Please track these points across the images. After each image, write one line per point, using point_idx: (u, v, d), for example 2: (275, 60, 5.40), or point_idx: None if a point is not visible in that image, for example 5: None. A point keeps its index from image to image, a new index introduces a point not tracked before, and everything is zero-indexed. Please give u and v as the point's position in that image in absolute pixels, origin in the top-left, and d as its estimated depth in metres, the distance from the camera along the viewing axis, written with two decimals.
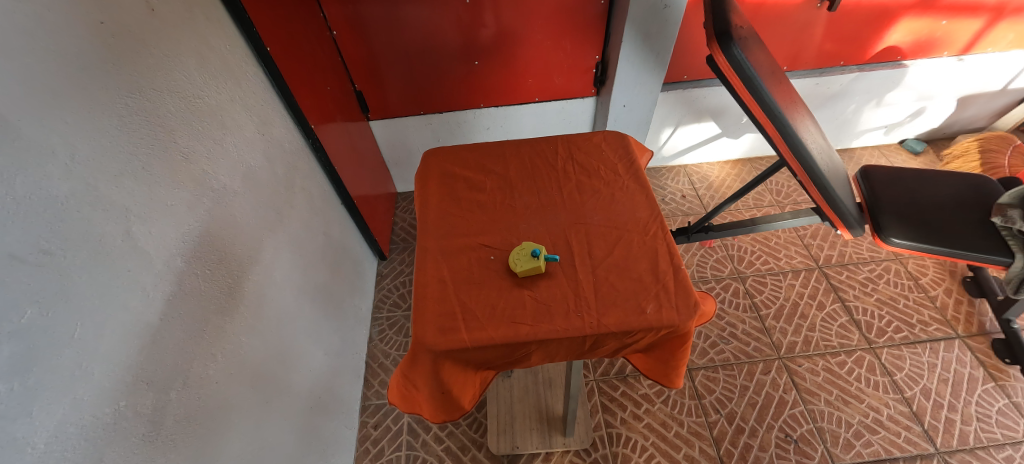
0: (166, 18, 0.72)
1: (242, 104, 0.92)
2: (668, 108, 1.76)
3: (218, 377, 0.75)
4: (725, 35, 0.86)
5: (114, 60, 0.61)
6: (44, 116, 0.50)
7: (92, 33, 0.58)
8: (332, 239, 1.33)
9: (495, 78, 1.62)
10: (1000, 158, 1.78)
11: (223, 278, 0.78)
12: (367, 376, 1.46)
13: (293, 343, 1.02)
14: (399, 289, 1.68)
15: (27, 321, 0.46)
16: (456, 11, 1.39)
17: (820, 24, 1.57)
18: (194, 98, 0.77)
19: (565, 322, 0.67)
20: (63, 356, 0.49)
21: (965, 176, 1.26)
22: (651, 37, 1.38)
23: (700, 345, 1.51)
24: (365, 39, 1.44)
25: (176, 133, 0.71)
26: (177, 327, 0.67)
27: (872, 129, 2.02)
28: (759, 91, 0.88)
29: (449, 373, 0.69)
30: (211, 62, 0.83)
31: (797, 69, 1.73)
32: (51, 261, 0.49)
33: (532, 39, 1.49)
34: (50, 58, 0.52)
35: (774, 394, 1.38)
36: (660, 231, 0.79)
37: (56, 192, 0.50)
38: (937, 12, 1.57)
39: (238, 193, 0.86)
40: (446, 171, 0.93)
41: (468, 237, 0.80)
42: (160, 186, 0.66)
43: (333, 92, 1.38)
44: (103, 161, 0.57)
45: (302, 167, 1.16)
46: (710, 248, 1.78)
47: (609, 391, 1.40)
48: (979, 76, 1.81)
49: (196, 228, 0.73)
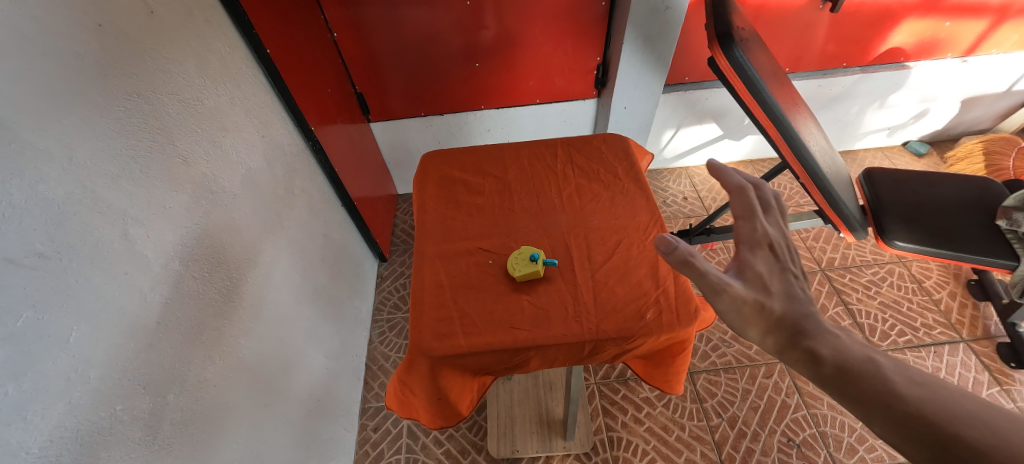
0: (165, 20, 0.72)
1: (242, 107, 0.91)
2: (669, 109, 1.75)
3: (215, 380, 0.74)
4: (726, 37, 0.86)
5: (112, 61, 0.61)
6: (40, 117, 0.50)
7: (90, 35, 0.58)
8: (332, 241, 1.33)
9: (496, 80, 1.61)
10: (1004, 160, 1.76)
11: (220, 281, 0.78)
12: (367, 379, 1.46)
13: (292, 345, 1.02)
14: (399, 291, 1.68)
15: (22, 325, 0.46)
16: (456, 13, 1.38)
17: (822, 26, 1.56)
18: (193, 101, 0.76)
19: (564, 327, 0.67)
20: (57, 361, 0.49)
21: (970, 178, 1.24)
22: (652, 38, 1.37)
23: (701, 348, 1.50)
24: (365, 41, 1.43)
25: (174, 135, 0.71)
26: (175, 329, 0.67)
27: (874, 131, 2.01)
28: (760, 93, 0.88)
29: (445, 380, 0.68)
30: (210, 64, 0.82)
31: (799, 71, 1.72)
32: (47, 264, 0.49)
33: (532, 40, 1.49)
34: (48, 61, 0.52)
35: (776, 398, 1.37)
36: (659, 235, 0.79)
37: (53, 195, 0.50)
38: (940, 13, 1.56)
39: (237, 195, 0.86)
40: (445, 174, 0.92)
41: (466, 240, 0.79)
42: (159, 188, 0.66)
43: (334, 94, 1.38)
44: (102, 164, 0.57)
45: (301, 169, 1.16)
46: (711, 250, 1.76)
47: (609, 395, 1.39)
48: (983, 78, 1.80)
49: (194, 230, 0.73)
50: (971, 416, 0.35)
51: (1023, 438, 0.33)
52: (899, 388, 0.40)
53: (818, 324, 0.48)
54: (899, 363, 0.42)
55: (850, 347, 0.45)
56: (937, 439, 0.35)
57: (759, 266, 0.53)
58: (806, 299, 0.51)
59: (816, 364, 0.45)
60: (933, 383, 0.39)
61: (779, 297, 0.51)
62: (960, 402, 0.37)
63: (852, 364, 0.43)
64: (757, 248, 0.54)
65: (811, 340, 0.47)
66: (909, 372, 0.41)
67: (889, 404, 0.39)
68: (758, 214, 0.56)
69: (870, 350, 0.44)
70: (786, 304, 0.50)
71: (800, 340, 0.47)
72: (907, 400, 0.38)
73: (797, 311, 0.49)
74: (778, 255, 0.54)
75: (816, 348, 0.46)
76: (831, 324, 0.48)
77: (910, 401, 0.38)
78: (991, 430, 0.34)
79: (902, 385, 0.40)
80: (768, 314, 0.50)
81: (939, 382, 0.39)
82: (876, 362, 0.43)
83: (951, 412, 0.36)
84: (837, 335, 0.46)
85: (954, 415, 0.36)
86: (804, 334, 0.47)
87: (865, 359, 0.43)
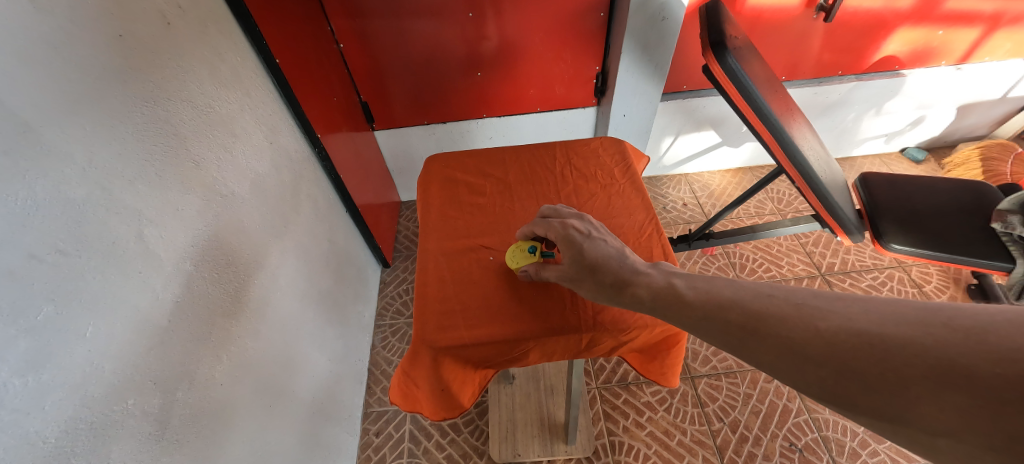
0: (181, 31, 0.75)
1: (252, 114, 0.94)
2: (667, 117, 1.78)
3: (223, 378, 0.76)
4: (719, 45, 0.88)
5: (131, 70, 0.64)
6: (65, 124, 0.53)
7: (111, 46, 0.61)
8: (336, 246, 1.35)
9: (497, 88, 1.65)
10: (1001, 165, 1.78)
11: (229, 282, 0.80)
12: (369, 383, 1.46)
13: (296, 348, 1.03)
14: (401, 297, 1.70)
15: (43, 318, 0.48)
16: (458, 24, 1.42)
17: (817, 34, 1.59)
18: (205, 107, 0.79)
19: (561, 319, 0.68)
20: (75, 353, 0.51)
21: (963, 182, 1.26)
22: (650, 48, 1.40)
23: (703, 352, 1.50)
24: (370, 51, 1.47)
25: (187, 140, 0.73)
26: (185, 328, 0.68)
27: (872, 137, 2.04)
28: (753, 98, 0.90)
29: (448, 371, 0.70)
30: (222, 72, 0.86)
31: (796, 79, 1.75)
32: (67, 261, 0.51)
33: (532, 50, 1.52)
34: (72, 71, 0.54)
35: (777, 402, 1.38)
36: (655, 232, 0.80)
37: (74, 195, 0.53)
38: (933, 22, 1.59)
39: (246, 198, 0.88)
40: (447, 176, 0.94)
41: (469, 238, 0.81)
42: (171, 190, 0.68)
43: (339, 103, 1.41)
44: (118, 167, 0.59)
45: (307, 176, 1.19)
46: (711, 255, 1.78)
47: (611, 399, 1.39)
48: (979, 86, 1.82)
49: (205, 232, 0.75)
50: (730, 300, 0.47)
51: (752, 302, 0.45)
52: (691, 299, 0.51)
53: (630, 271, 0.59)
54: (687, 282, 0.53)
55: (657, 280, 0.56)
56: (717, 325, 0.46)
57: (569, 254, 0.64)
58: (616, 255, 0.62)
59: (639, 302, 0.55)
60: (706, 286, 0.51)
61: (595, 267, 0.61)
62: (722, 293, 0.48)
63: (657, 292, 0.54)
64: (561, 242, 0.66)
65: (630, 286, 0.57)
66: (692, 283, 0.53)
67: (687, 312, 0.50)
68: (551, 221, 0.69)
69: (670, 276, 0.56)
70: (601, 268, 0.61)
71: (624, 289, 0.58)
72: (697, 306, 0.49)
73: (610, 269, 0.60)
74: (580, 235, 0.66)
75: (635, 291, 0.56)
76: (642, 265, 0.59)
77: (696, 306, 0.49)
78: (743, 307, 0.46)
79: (690, 296, 0.51)
80: (592, 281, 0.61)
81: (710, 283, 0.51)
82: (674, 286, 0.53)
83: (721, 302, 0.48)
84: (646, 274, 0.57)
85: (722, 305, 0.47)
86: (625, 284, 0.58)
87: (664, 285, 0.54)
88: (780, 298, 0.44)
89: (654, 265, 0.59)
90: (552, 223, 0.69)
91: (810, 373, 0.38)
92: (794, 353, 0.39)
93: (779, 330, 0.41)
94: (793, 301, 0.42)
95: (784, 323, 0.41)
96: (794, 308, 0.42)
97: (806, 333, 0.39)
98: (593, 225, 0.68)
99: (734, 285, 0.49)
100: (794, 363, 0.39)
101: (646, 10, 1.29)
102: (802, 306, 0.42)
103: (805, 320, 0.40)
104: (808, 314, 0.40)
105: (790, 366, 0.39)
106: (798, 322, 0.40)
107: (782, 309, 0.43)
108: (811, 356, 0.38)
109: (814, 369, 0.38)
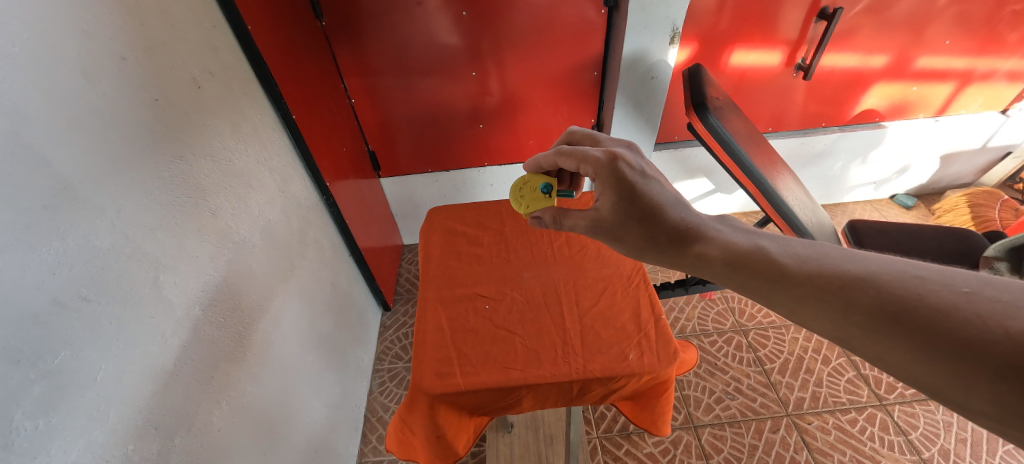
0: (210, 93, 0.83)
1: (267, 166, 1.01)
2: (662, 165, 1.86)
3: (219, 424, 0.76)
4: (701, 106, 0.97)
5: (164, 130, 0.70)
6: (102, 183, 0.58)
7: (149, 109, 0.67)
8: (338, 289, 1.37)
9: (498, 139, 1.74)
10: (989, 212, 1.82)
11: (235, 327, 0.82)
12: (365, 431, 1.44)
13: (294, 394, 1.03)
14: (400, 341, 1.70)
15: (58, 362, 0.50)
16: (462, 81, 1.53)
17: (798, 90, 1.69)
18: (225, 160, 0.85)
19: (554, 367, 0.70)
20: (84, 397, 0.53)
21: (949, 230, 1.30)
22: (641, 103, 1.50)
23: (705, 400, 1.47)
24: (380, 105, 1.57)
25: (207, 192, 0.79)
26: (188, 371, 0.70)
27: (861, 185, 2.11)
28: (738, 154, 0.97)
29: (444, 417, 0.71)
30: (244, 128, 0.93)
31: (782, 130, 1.84)
32: (88, 307, 0.54)
33: (531, 103, 1.62)
34: (114, 137, 0.61)
35: (785, 454, 1.34)
36: (641, 282, 0.83)
37: (102, 245, 0.57)
38: (907, 79, 1.70)
39: (255, 245, 0.93)
40: (447, 227, 0.99)
41: (466, 287, 0.84)
42: (187, 239, 0.72)
43: (348, 152, 1.49)
44: (142, 218, 0.64)
45: (315, 222, 1.24)
46: (710, 300, 1.80)
47: (612, 450, 1.36)
48: (958, 136, 1.91)
49: (215, 278, 0.78)
50: (853, 276, 0.44)
51: (888, 278, 0.42)
52: (793, 268, 0.48)
53: (695, 229, 0.61)
54: (782, 247, 0.52)
55: (737, 242, 0.56)
56: (841, 302, 0.43)
57: (611, 188, 0.68)
58: (669, 203, 0.66)
59: (708, 260, 0.57)
60: (811, 254, 0.49)
61: (642, 213, 0.65)
62: (843, 267, 0.45)
63: (740, 253, 0.54)
64: (603, 173, 0.70)
65: (699, 244, 0.59)
66: (790, 250, 0.51)
67: (787, 279, 0.48)
68: (590, 153, 0.74)
69: (753, 238, 0.55)
70: (648, 215, 0.65)
71: (695, 246, 0.59)
72: (802, 276, 0.47)
73: (660, 219, 0.64)
74: (630, 172, 0.69)
75: (706, 250, 0.58)
76: (710, 223, 0.61)
77: (801, 273, 0.47)
78: (875, 286, 0.42)
79: (788, 262, 0.49)
80: (635, 227, 0.66)
81: (812, 251, 0.49)
82: (762, 248, 0.53)
83: (843, 279, 0.44)
84: (722, 236, 0.58)
85: (844, 282, 0.44)
86: (695, 239, 0.60)
87: (747, 246, 0.54)
88: (937, 284, 0.39)
89: (721, 224, 0.61)
90: (591, 154, 0.73)
91: (979, 388, 0.34)
92: (970, 355, 0.35)
93: (949, 324, 0.37)
94: (956, 291, 0.38)
95: (956, 319, 0.37)
96: (961, 298, 0.38)
97: (988, 336, 0.35)
98: (636, 161, 0.73)
99: (851, 258, 0.46)
100: (962, 372, 0.35)
101: (636, 71, 1.39)
102: (971, 297, 0.37)
103: (986, 321, 0.35)
104: (986, 313, 0.36)
105: (952, 375, 0.36)
106: (974, 320, 0.36)
107: (944, 299, 0.38)
108: (990, 365, 0.34)
109: (984, 383, 0.34)
